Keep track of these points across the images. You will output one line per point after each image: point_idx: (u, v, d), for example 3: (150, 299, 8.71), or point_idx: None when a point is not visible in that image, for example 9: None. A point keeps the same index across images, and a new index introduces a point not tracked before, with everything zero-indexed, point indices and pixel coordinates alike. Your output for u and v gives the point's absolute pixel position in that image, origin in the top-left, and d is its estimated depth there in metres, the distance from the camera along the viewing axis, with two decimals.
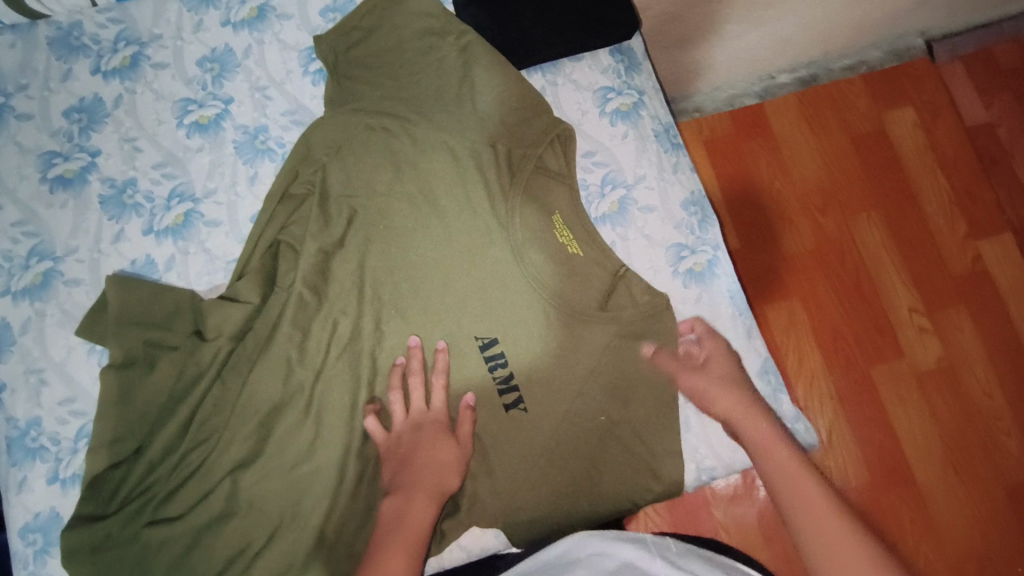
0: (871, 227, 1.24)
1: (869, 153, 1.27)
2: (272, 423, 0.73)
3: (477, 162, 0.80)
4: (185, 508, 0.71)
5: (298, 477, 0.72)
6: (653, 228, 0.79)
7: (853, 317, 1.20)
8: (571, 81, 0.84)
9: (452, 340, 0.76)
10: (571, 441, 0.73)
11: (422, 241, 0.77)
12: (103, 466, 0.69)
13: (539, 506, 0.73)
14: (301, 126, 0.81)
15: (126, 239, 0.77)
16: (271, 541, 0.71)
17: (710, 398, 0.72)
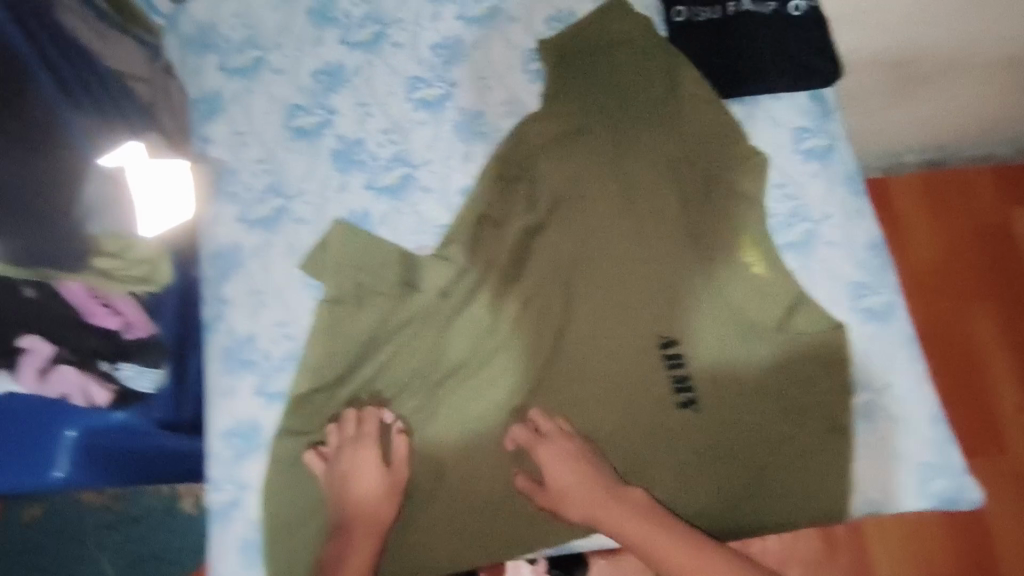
0: (985, 321, 1.23)
1: (991, 244, 1.26)
2: (454, 381, 0.79)
3: (673, 176, 0.86)
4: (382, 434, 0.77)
5: (473, 432, 0.77)
6: (838, 265, 0.82)
7: (953, 404, 1.19)
8: (769, 117, 0.89)
9: (636, 334, 0.81)
10: (742, 449, 0.77)
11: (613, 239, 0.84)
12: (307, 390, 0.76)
13: (704, 505, 0.76)
14: (516, 116, 0.87)
15: (349, 191, 0.84)
16: (438, 494, 0.76)
17: (568, 504, 0.72)
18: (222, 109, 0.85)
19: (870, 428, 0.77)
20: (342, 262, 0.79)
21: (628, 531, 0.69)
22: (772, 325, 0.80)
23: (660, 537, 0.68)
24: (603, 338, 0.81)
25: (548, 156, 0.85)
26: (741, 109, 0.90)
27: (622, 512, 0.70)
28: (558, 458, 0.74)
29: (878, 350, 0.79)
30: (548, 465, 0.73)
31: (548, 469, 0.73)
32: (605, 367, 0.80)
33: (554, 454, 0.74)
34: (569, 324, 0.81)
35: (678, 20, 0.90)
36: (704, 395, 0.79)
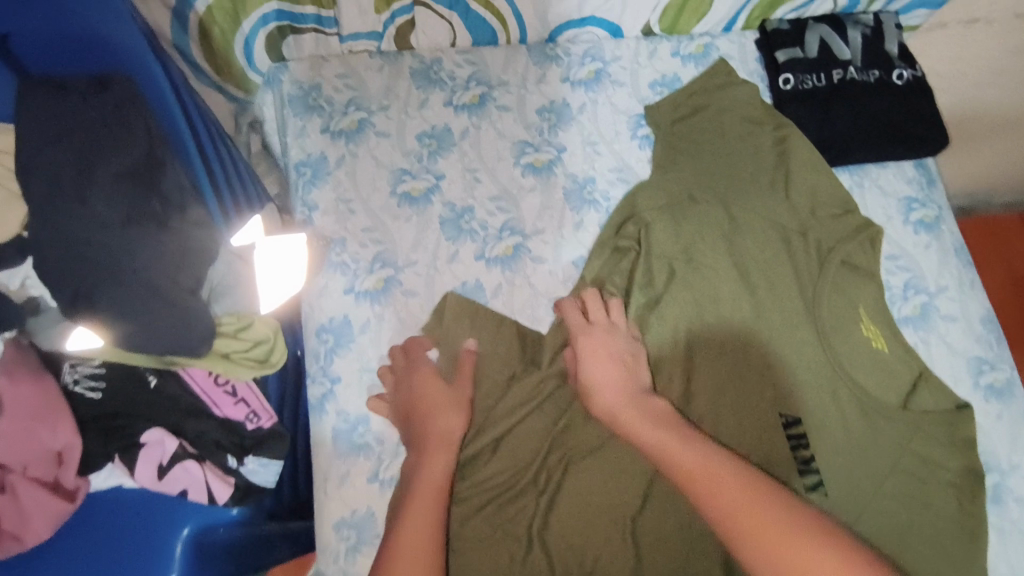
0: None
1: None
2: None
3: (788, 248, 0.84)
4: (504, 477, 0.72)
5: None
6: (955, 339, 0.82)
7: None
8: (876, 186, 0.88)
9: (757, 414, 0.75)
10: (887, 457, 0.74)
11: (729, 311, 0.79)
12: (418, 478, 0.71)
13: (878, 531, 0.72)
14: (627, 183, 0.86)
15: (460, 260, 0.81)
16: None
17: (595, 396, 0.68)
18: (328, 173, 0.83)
19: (1006, 514, 0.76)
20: (456, 337, 0.75)
21: (644, 438, 0.62)
22: (898, 401, 0.78)
23: (678, 447, 0.60)
24: (729, 422, 0.74)
25: (662, 225, 0.82)
26: (850, 177, 0.89)
27: (641, 417, 0.64)
28: (595, 352, 0.71)
29: (1003, 429, 0.79)
30: (584, 356, 0.71)
31: (581, 356, 0.71)
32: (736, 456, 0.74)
33: (592, 346, 0.71)
34: (695, 403, 0.76)
35: (785, 88, 0.89)
36: (837, 482, 0.73)
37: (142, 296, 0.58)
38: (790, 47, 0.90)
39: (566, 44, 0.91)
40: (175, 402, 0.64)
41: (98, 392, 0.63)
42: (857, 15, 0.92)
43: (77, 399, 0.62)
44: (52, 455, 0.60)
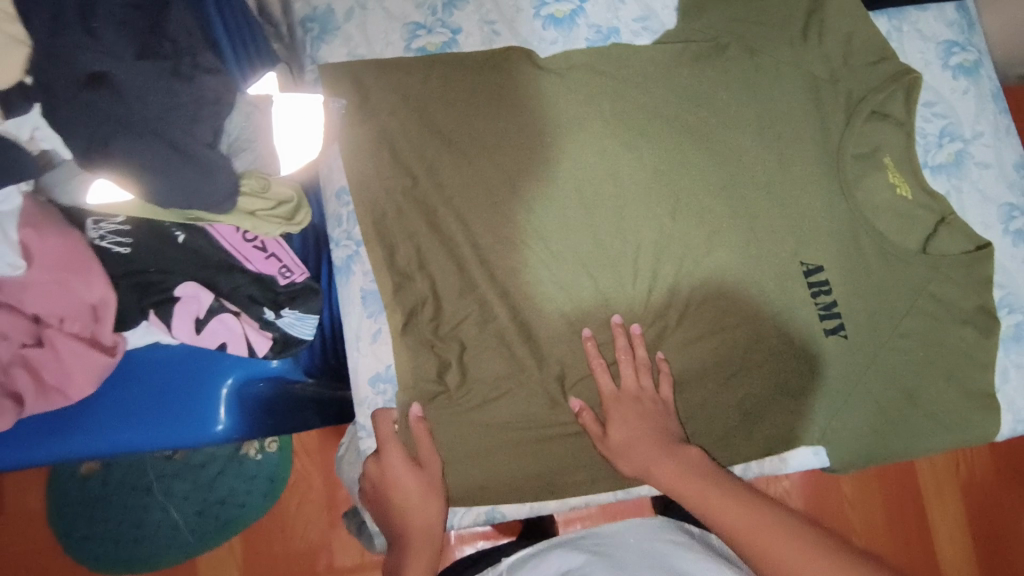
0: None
1: None
2: (600, 319, 0.77)
3: (818, 100, 0.82)
4: (525, 397, 0.75)
5: (613, 367, 0.77)
6: (987, 184, 0.81)
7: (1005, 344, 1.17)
8: (916, 30, 0.85)
9: (778, 262, 0.78)
10: (906, 274, 0.77)
11: (715, 368, 0.77)
12: (429, 333, 0.74)
13: (758, 389, 0.77)
14: (652, 33, 0.84)
15: (480, 115, 0.78)
16: (578, 445, 0.76)
17: (626, 458, 0.70)
18: (337, 27, 0.79)
19: (1018, 348, 0.78)
20: (450, 189, 0.76)
21: (628, 438, 0.70)
22: (911, 250, 0.78)
23: (672, 473, 0.66)
24: (693, 223, 0.79)
25: (684, 74, 0.81)
26: (888, 22, 0.85)
27: (633, 418, 0.71)
28: (629, 416, 0.71)
29: None
30: (617, 419, 0.72)
31: (613, 420, 0.72)
32: (717, 306, 0.78)
33: (624, 412, 0.72)
34: (702, 259, 0.78)
35: None
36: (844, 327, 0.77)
37: (154, 146, 0.57)
38: None
39: None
40: (206, 258, 0.69)
41: (126, 247, 0.67)
42: None
43: (105, 253, 0.67)
44: (88, 308, 0.65)
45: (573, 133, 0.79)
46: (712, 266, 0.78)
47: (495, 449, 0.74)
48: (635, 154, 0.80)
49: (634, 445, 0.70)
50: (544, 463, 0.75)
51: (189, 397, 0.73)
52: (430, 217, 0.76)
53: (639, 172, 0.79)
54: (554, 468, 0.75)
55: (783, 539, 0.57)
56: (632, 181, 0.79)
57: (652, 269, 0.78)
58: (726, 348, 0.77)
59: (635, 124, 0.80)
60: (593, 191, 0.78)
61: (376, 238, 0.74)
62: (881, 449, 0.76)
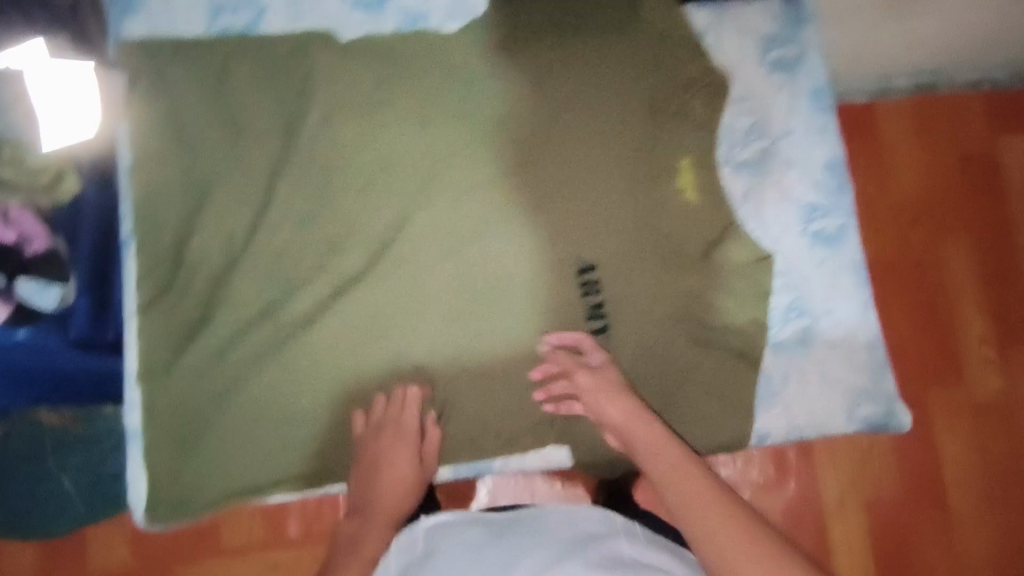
0: (942, 270, 1.06)
1: (987, 177, 1.09)
2: (363, 302, 0.77)
3: (620, 93, 0.79)
4: (286, 380, 0.76)
5: (383, 354, 0.77)
6: (792, 184, 0.77)
7: (923, 348, 1.03)
8: (734, 24, 0.79)
9: (552, 258, 0.78)
10: (680, 277, 0.77)
11: (482, 360, 0.77)
12: (196, 314, 0.75)
13: (527, 380, 0.77)
14: (461, 19, 0.79)
15: (266, 97, 0.77)
16: (336, 431, 0.76)
17: (606, 419, 0.70)
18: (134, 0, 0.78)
19: (800, 352, 0.76)
20: (227, 172, 0.76)
21: (617, 416, 0.69)
22: (693, 256, 0.77)
23: (660, 445, 0.66)
24: (481, 215, 0.78)
25: (484, 62, 0.79)
26: (708, 16, 0.79)
27: (620, 397, 0.70)
28: (615, 398, 0.70)
29: (824, 277, 0.77)
30: (588, 387, 0.72)
31: (589, 391, 0.71)
32: (495, 298, 0.78)
33: (605, 387, 0.71)
34: (479, 251, 0.78)
35: None
36: (621, 323, 0.77)
37: None
38: None
39: None
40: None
41: None
42: None
43: None
44: None
45: (362, 121, 0.78)
46: (491, 263, 0.78)
47: (261, 431, 0.75)
48: (424, 143, 0.78)
49: (608, 415, 0.70)
50: (308, 447, 0.76)
51: None
52: (204, 199, 0.75)
53: (428, 163, 0.78)
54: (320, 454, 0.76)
55: (735, 532, 0.57)
56: (419, 174, 0.78)
57: (426, 260, 0.78)
58: (501, 341, 0.77)
59: (428, 115, 0.78)
60: (376, 179, 0.78)
61: (147, 218, 0.75)
62: (638, 452, 0.77)
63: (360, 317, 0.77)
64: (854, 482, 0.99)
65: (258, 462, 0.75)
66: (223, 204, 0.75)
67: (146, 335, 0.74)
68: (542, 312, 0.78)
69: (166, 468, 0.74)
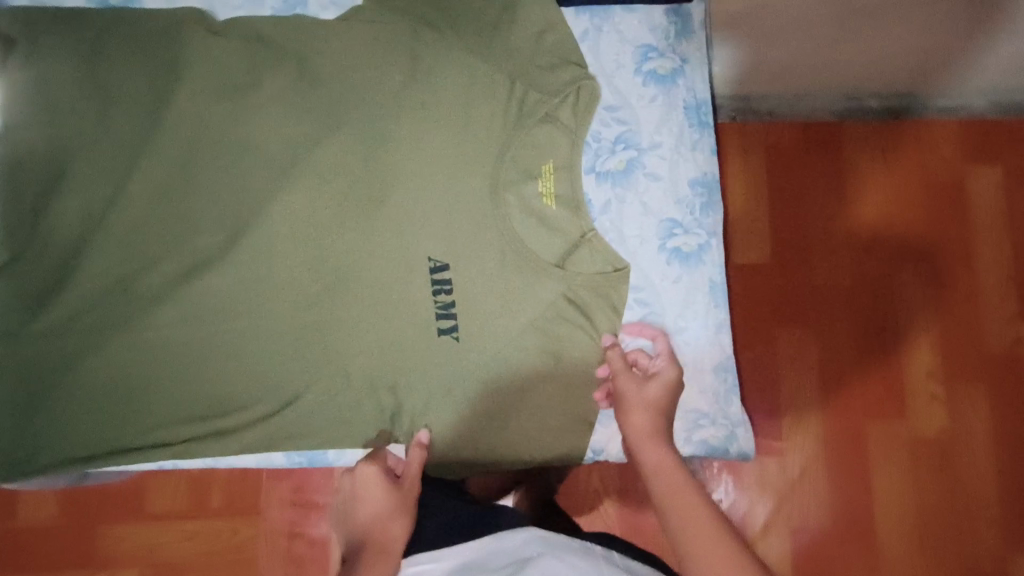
0: (917, 300, 1.10)
1: (933, 203, 1.12)
2: (209, 282, 0.74)
3: (491, 92, 0.77)
4: (119, 356, 0.73)
5: (223, 338, 0.73)
6: (653, 198, 0.76)
7: (860, 366, 1.08)
8: (615, 31, 0.79)
9: (406, 253, 0.75)
10: (533, 282, 0.74)
11: (324, 352, 0.74)
12: (38, 281, 0.73)
13: (369, 374, 0.74)
14: (338, 9, 0.82)
15: (137, 72, 0.77)
16: (168, 417, 0.73)
17: (627, 422, 0.67)
18: None
19: None
20: (90, 143, 0.76)
21: (632, 423, 0.66)
22: (549, 261, 0.75)
23: (675, 476, 0.60)
24: (337, 207, 0.76)
25: (358, 53, 0.78)
26: (588, 20, 0.80)
27: (651, 409, 0.66)
28: (639, 409, 0.66)
29: (677, 295, 0.75)
30: (628, 404, 0.67)
31: (626, 407, 0.67)
32: (343, 292, 0.75)
33: (638, 401, 0.67)
34: (334, 241, 0.75)
35: None
36: (469, 324, 0.74)
37: None
38: None
39: None
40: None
41: None
42: None
43: None
44: None
45: (229, 102, 0.77)
46: (343, 253, 0.75)
47: (93, 413, 0.72)
48: (286, 130, 0.77)
49: (632, 428, 0.65)
50: (144, 433, 0.73)
51: None
52: (65, 169, 0.76)
53: (291, 149, 0.77)
54: (155, 442, 0.73)
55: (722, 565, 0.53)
56: (281, 158, 0.76)
57: (280, 244, 0.75)
58: (346, 332, 0.74)
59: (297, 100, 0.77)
60: (238, 160, 0.76)
61: (8, 182, 0.75)
62: (475, 458, 0.75)
63: (206, 302, 0.74)
64: (843, 501, 1.05)
65: (89, 445, 0.72)
66: (85, 176, 0.76)
67: None
68: (392, 307, 0.74)
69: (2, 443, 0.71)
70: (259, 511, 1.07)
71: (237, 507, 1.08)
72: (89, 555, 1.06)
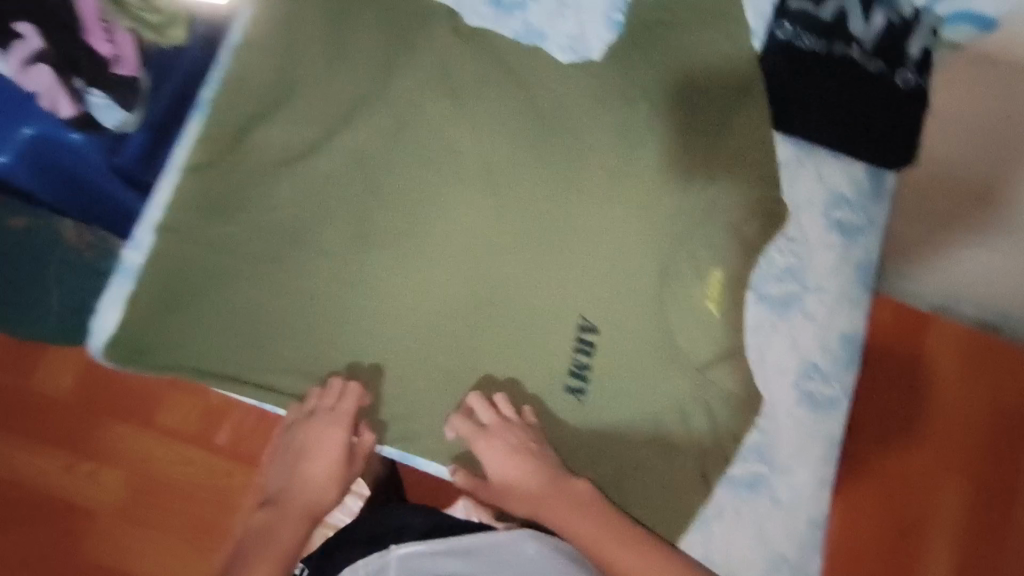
0: (953, 509, 1.08)
1: (996, 430, 1.11)
2: (370, 258, 0.78)
3: (686, 186, 0.80)
4: (269, 295, 0.76)
5: (362, 313, 0.76)
6: (804, 337, 0.77)
7: (877, 562, 1.05)
8: (816, 170, 0.82)
9: (562, 307, 0.77)
10: (668, 378, 0.75)
11: (450, 362, 0.76)
12: (222, 198, 0.78)
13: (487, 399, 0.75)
14: (574, 55, 0.84)
15: (377, 45, 0.81)
16: (286, 362, 0.76)
17: (513, 500, 0.71)
18: None
19: (744, 495, 0.75)
20: (311, 90, 0.80)
21: (543, 504, 0.69)
22: (692, 361, 0.76)
23: (615, 547, 0.67)
24: (509, 235, 0.79)
25: (578, 102, 0.82)
26: (794, 151, 0.83)
27: (531, 471, 0.70)
28: (505, 455, 0.70)
29: (796, 438, 0.75)
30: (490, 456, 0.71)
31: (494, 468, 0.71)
32: (483, 313, 0.77)
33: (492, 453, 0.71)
34: (494, 267, 0.78)
35: (778, 35, 0.85)
36: (597, 393, 0.75)
37: None
38: None
39: None
40: (50, 12, 0.70)
41: None
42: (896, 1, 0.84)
43: None
44: None
45: (448, 102, 0.81)
46: (502, 281, 0.77)
47: (223, 329, 0.75)
48: (485, 147, 0.80)
49: (551, 502, 0.69)
50: (259, 371, 0.76)
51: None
52: (281, 105, 0.80)
53: (486, 165, 0.80)
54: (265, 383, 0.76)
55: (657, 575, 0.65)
56: (477, 169, 0.80)
57: (447, 249, 0.78)
58: (476, 352, 0.76)
59: (506, 125, 0.81)
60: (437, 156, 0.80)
61: (227, 96, 0.79)
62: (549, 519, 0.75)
63: (357, 271, 0.77)
64: None
65: (205, 355, 0.75)
66: (297, 115, 0.80)
67: (178, 194, 0.77)
68: (531, 346, 0.76)
69: (132, 325, 0.74)
70: (259, 464, 1.04)
71: (243, 454, 1.05)
72: (87, 441, 1.03)
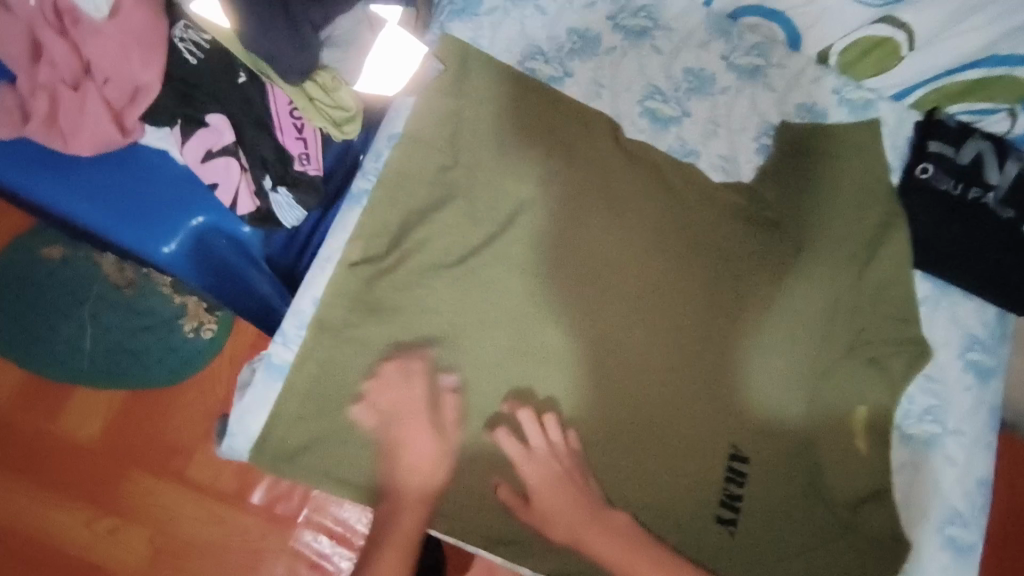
0: None
1: None
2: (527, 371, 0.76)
3: (830, 319, 0.83)
4: (427, 405, 0.73)
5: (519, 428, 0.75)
6: (945, 479, 0.79)
7: None
8: (951, 311, 0.86)
9: (716, 435, 0.78)
10: (813, 514, 0.77)
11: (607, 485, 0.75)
12: (379, 298, 0.75)
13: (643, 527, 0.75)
14: (725, 176, 0.86)
15: (543, 150, 0.82)
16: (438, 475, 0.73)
17: (552, 525, 0.72)
18: (474, 13, 0.85)
19: None
20: (475, 191, 0.80)
21: (586, 535, 0.71)
22: (839, 499, 0.78)
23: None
24: (666, 357, 0.79)
25: (734, 225, 0.83)
26: (931, 290, 0.87)
27: (579, 504, 0.72)
28: (543, 475, 0.72)
29: None
30: (539, 485, 0.72)
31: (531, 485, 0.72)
32: (638, 435, 0.77)
33: (542, 473, 0.72)
34: (647, 388, 0.78)
35: (919, 176, 0.88)
36: (747, 525, 0.76)
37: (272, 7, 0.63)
38: (946, 143, 0.88)
39: (744, 28, 0.90)
40: (250, 108, 0.68)
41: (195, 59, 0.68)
42: (1023, 152, 0.89)
43: (174, 57, 0.67)
44: (131, 87, 0.67)
45: (609, 216, 0.81)
46: (658, 405, 0.78)
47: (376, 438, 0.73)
48: (643, 265, 0.81)
49: (588, 543, 0.71)
50: None
51: (145, 213, 0.70)
52: (446, 206, 0.78)
53: (642, 284, 0.81)
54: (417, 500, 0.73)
55: None
56: (633, 287, 0.80)
57: (603, 368, 0.78)
58: (631, 476, 0.75)
59: (663, 243, 0.82)
60: (595, 270, 0.80)
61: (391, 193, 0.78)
62: None
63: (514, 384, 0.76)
64: None
65: (356, 463, 0.72)
66: (460, 216, 0.78)
67: (336, 291, 0.75)
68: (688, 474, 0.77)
69: (282, 424, 0.72)
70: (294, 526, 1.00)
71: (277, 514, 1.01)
72: (113, 494, 1.01)
